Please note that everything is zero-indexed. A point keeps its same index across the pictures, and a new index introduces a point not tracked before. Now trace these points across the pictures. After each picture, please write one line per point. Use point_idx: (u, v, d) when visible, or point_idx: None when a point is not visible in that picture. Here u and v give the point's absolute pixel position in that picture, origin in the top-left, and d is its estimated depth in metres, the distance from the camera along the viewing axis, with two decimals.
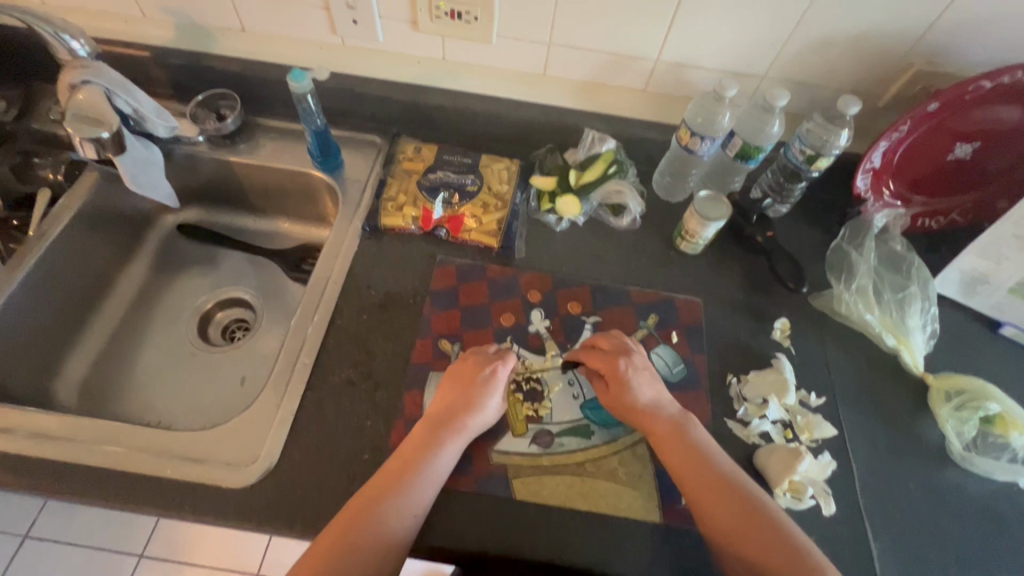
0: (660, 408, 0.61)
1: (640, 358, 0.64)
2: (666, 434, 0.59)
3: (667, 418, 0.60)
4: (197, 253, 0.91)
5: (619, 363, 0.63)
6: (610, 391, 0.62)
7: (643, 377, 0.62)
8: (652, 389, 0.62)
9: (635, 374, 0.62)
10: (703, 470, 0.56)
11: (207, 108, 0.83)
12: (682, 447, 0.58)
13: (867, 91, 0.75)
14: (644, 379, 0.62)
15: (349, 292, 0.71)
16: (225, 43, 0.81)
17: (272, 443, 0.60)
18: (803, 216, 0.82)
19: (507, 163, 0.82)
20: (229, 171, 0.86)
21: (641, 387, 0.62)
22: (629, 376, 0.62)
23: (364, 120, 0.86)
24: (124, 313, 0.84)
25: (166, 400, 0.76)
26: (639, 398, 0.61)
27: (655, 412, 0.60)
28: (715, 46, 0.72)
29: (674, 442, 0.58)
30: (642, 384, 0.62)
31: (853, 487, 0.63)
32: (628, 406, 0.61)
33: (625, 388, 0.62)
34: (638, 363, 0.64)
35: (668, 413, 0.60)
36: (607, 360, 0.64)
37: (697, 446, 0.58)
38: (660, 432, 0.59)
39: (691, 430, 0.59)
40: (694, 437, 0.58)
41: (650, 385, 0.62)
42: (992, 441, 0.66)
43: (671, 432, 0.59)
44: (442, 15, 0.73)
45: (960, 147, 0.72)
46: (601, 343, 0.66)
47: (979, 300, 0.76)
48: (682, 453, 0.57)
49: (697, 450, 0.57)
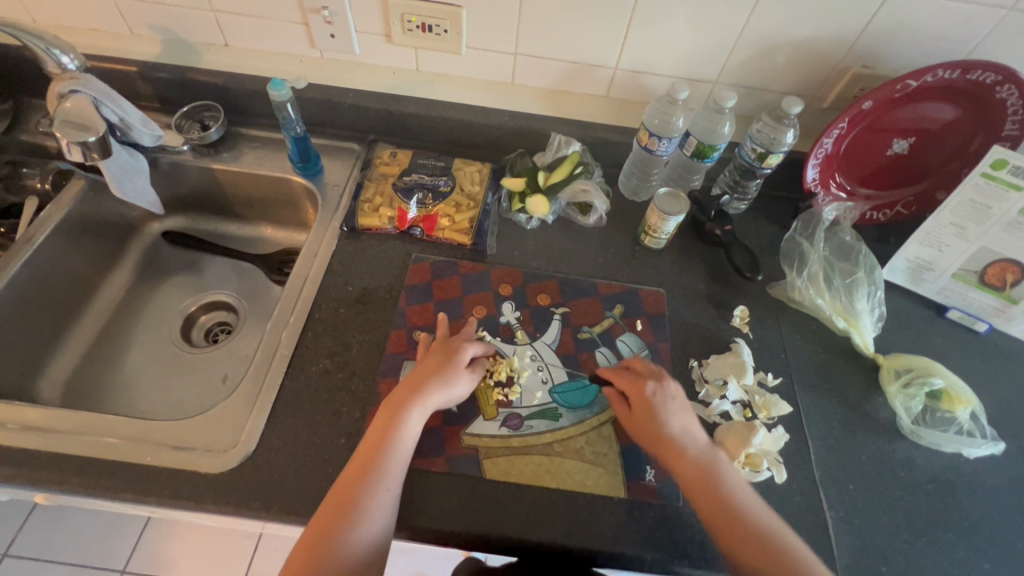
0: (690, 441, 0.60)
1: (671, 387, 0.65)
2: (696, 478, 0.58)
3: (695, 462, 0.59)
4: (181, 259, 0.94)
5: (648, 388, 0.63)
6: (639, 415, 0.63)
7: (674, 405, 0.63)
8: (684, 420, 0.62)
9: (662, 400, 0.63)
10: (737, 521, 0.55)
11: (191, 119, 0.87)
12: (715, 491, 0.57)
13: (811, 92, 0.80)
14: (675, 407, 0.63)
15: (327, 287, 0.74)
16: (209, 57, 0.85)
17: (251, 429, 0.62)
18: (760, 212, 0.87)
19: (480, 166, 0.86)
20: (213, 179, 0.89)
21: (670, 415, 0.62)
22: (658, 402, 0.62)
23: (343, 129, 0.90)
24: (108, 317, 0.86)
25: (148, 399, 0.78)
26: (668, 427, 0.61)
27: (687, 449, 0.60)
28: (668, 53, 0.78)
29: (708, 484, 0.57)
30: (672, 412, 0.62)
31: (809, 461, 0.66)
32: (657, 436, 0.61)
33: (654, 415, 0.62)
34: (670, 391, 0.64)
35: (699, 453, 0.60)
36: (638, 383, 0.64)
37: (730, 494, 0.57)
38: (688, 474, 0.58)
39: (722, 475, 0.58)
40: (727, 482, 0.58)
41: (681, 414, 0.62)
42: (940, 416, 0.70)
43: (702, 477, 0.58)
44: (414, 28, 0.78)
45: (897, 143, 0.78)
46: (636, 366, 0.67)
47: (926, 287, 0.81)
48: (715, 501, 0.56)
49: (731, 498, 0.56)
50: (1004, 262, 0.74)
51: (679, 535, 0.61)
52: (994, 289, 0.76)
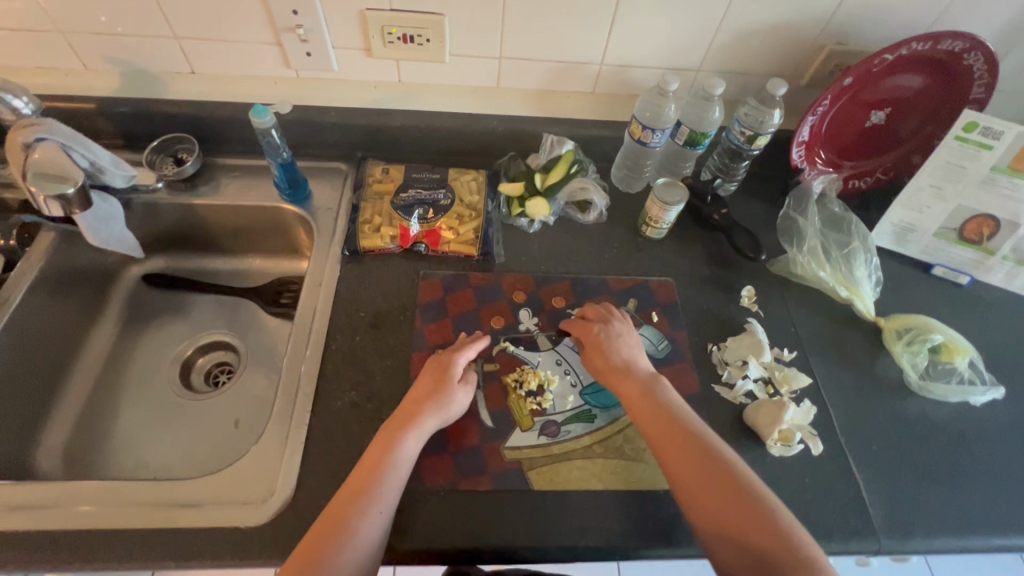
0: (633, 371, 0.64)
1: (619, 325, 0.68)
2: (635, 394, 0.62)
3: (634, 382, 0.63)
4: (167, 302, 0.89)
5: (597, 329, 0.68)
6: (590, 354, 0.67)
7: (619, 342, 0.67)
8: (629, 351, 0.66)
9: (608, 338, 0.67)
10: (666, 425, 0.58)
11: (163, 154, 0.82)
12: (652, 402, 0.60)
13: (790, 72, 0.82)
14: (621, 341, 0.67)
15: (339, 316, 0.72)
16: (174, 87, 0.80)
17: (286, 474, 0.60)
18: (750, 192, 0.90)
19: (475, 174, 0.85)
20: (194, 215, 0.84)
21: (618, 349, 0.66)
22: (604, 339, 0.67)
23: (327, 150, 0.86)
24: (98, 373, 0.80)
25: (157, 454, 0.74)
26: (613, 360, 0.65)
27: (629, 373, 0.64)
28: (652, 45, 0.78)
29: (644, 399, 0.61)
30: (617, 347, 0.66)
31: (833, 428, 0.69)
32: (603, 368, 0.65)
33: (602, 351, 0.66)
34: (616, 329, 0.68)
35: (641, 376, 0.63)
36: (584, 325, 0.69)
37: (664, 404, 0.60)
38: (627, 391, 0.62)
39: (661, 392, 0.62)
40: (662, 395, 0.61)
41: (627, 348, 0.66)
42: (943, 368, 0.74)
43: (638, 393, 0.62)
44: (395, 40, 0.75)
45: (873, 114, 0.82)
46: (587, 314, 0.71)
47: (911, 247, 0.85)
48: (650, 411, 0.60)
49: (664, 408, 0.60)
50: (982, 218, 0.78)
51: None
52: (973, 244, 0.81)
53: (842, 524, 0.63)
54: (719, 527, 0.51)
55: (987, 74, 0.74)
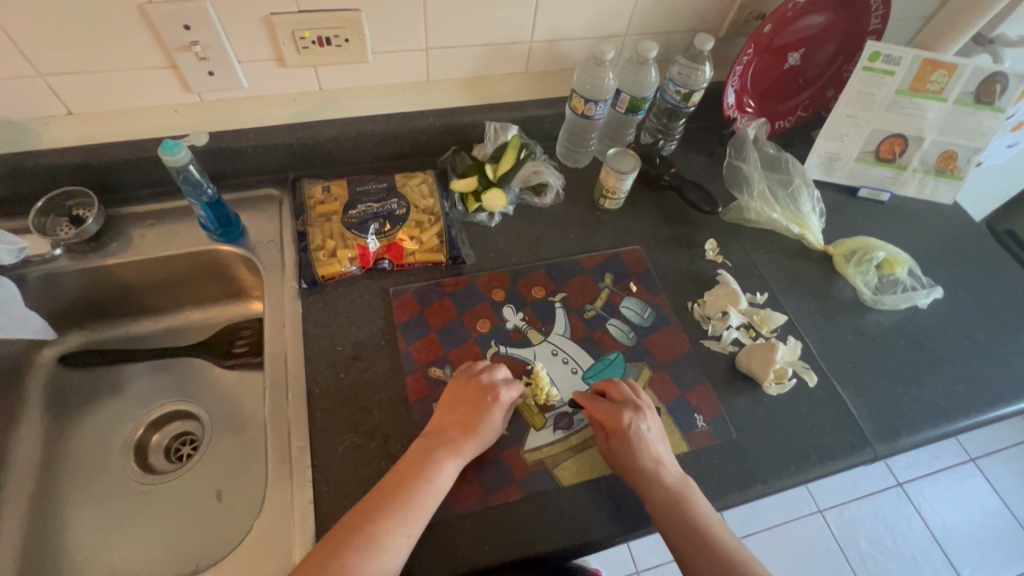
0: (666, 472, 0.58)
1: (647, 414, 0.62)
2: (669, 508, 0.56)
3: (670, 491, 0.57)
4: (98, 381, 0.77)
5: (625, 417, 0.60)
6: (614, 446, 0.60)
7: (649, 435, 0.60)
8: (661, 447, 0.60)
9: (639, 428, 0.60)
10: (705, 554, 0.53)
11: (54, 214, 0.70)
12: (689, 520, 0.55)
13: (710, 26, 0.84)
14: (649, 435, 0.60)
15: (315, 356, 0.66)
16: (50, 133, 0.67)
17: (304, 539, 0.55)
18: (690, 148, 0.92)
19: (422, 176, 0.80)
20: (109, 278, 0.73)
21: (648, 444, 0.59)
22: (632, 432, 0.60)
23: (252, 176, 0.78)
24: (35, 481, 0.69)
25: (133, 555, 0.65)
26: (643, 457, 0.58)
27: (658, 477, 0.57)
28: (578, 16, 0.77)
29: (678, 511, 0.56)
30: (649, 439, 0.60)
31: (813, 356, 0.74)
32: (629, 465, 0.58)
33: (629, 445, 0.59)
34: (644, 421, 0.61)
35: (674, 478, 0.58)
36: (613, 413, 0.61)
37: (700, 524, 0.55)
38: (659, 506, 0.56)
39: (696, 504, 0.57)
40: (696, 512, 0.56)
41: (659, 441, 0.60)
42: (888, 280, 0.81)
43: (676, 505, 0.56)
44: (310, 44, 0.68)
45: (790, 57, 0.86)
46: (611, 393, 0.64)
47: (838, 175, 0.91)
48: (683, 531, 0.55)
49: (699, 529, 0.55)
50: (892, 137, 0.86)
51: (746, 464, 0.65)
52: (889, 163, 0.88)
53: (841, 443, 0.68)
54: None
55: (882, 6, 0.81)
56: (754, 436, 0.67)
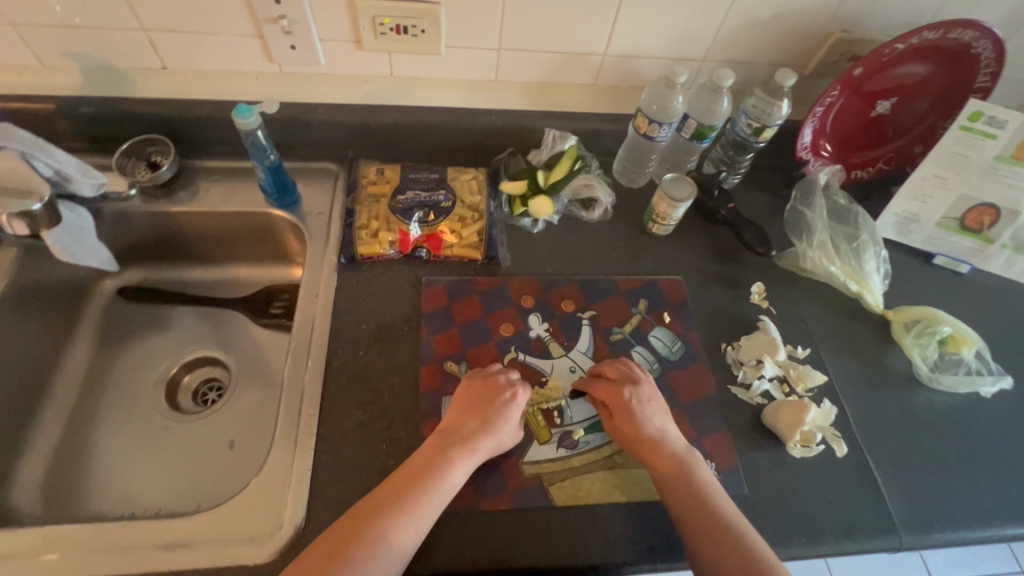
0: (667, 444, 0.59)
1: (646, 387, 0.64)
2: (673, 476, 0.57)
3: (672, 458, 0.58)
4: (148, 317, 0.83)
5: (624, 392, 0.62)
6: (617, 422, 0.61)
7: (650, 407, 0.62)
8: (661, 420, 0.61)
9: (640, 405, 0.62)
10: (708, 521, 0.54)
11: (135, 157, 0.76)
12: (690, 486, 0.56)
13: (795, 62, 0.81)
14: (651, 407, 0.62)
15: (340, 330, 0.68)
16: (144, 84, 0.73)
17: (295, 503, 0.56)
18: (754, 185, 0.88)
19: (474, 173, 0.81)
20: (172, 223, 0.78)
21: (649, 417, 0.61)
22: (634, 407, 0.61)
23: (315, 148, 0.81)
24: (77, 397, 0.75)
25: (145, 484, 0.69)
26: (646, 430, 0.60)
27: (660, 446, 0.59)
28: (656, 35, 0.75)
29: (680, 479, 0.57)
30: (649, 414, 0.61)
31: (849, 425, 0.69)
32: (632, 440, 0.60)
33: (632, 419, 0.61)
34: (644, 392, 0.63)
35: (675, 450, 0.59)
36: (612, 390, 0.63)
37: (702, 490, 0.56)
38: (662, 471, 0.58)
39: (698, 472, 0.58)
40: (699, 478, 0.57)
41: (660, 416, 0.61)
42: (950, 359, 0.74)
43: (678, 471, 0.57)
44: (388, 31, 0.70)
45: (879, 104, 0.80)
46: (608, 373, 0.65)
47: (913, 237, 0.85)
48: (686, 497, 0.56)
49: (702, 495, 0.56)
50: (983, 207, 0.78)
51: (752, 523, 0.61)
52: (974, 233, 0.81)
53: (863, 523, 0.62)
54: None
55: (993, 63, 0.74)
56: (767, 495, 0.63)
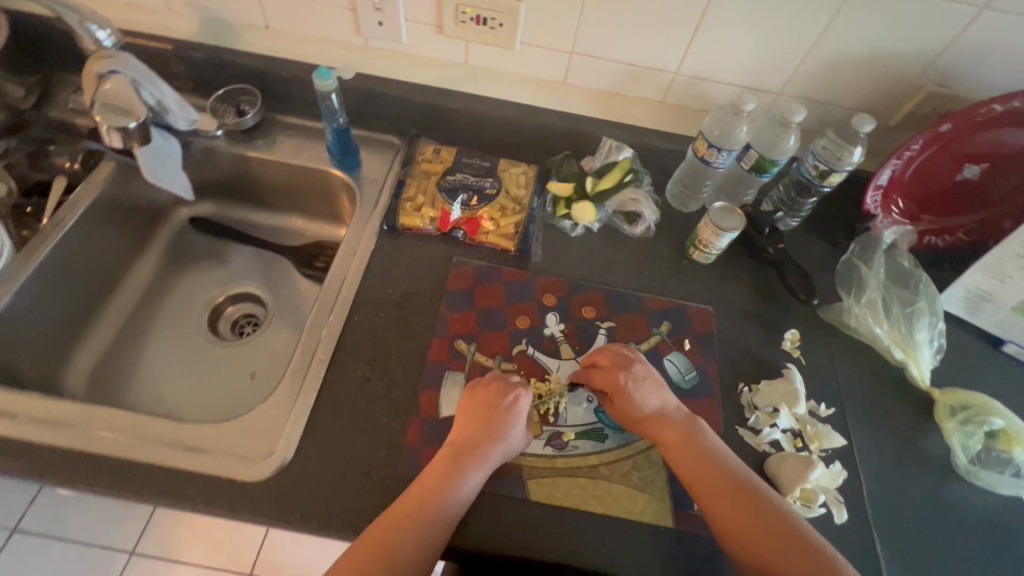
0: (667, 416, 0.61)
1: (639, 366, 0.64)
2: (681, 444, 0.58)
3: (675, 427, 0.60)
4: (210, 248, 0.91)
5: (619, 378, 0.62)
6: (617, 406, 0.62)
7: (646, 386, 0.62)
8: (657, 397, 0.62)
9: (636, 387, 0.62)
10: (720, 484, 0.55)
11: (227, 103, 0.83)
12: (698, 450, 0.58)
13: (880, 109, 0.77)
14: (646, 385, 0.63)
15: (367, 290, 0.71)
16: (248, 39, 0.81)
17: (289, 436, 0.60)
18: (813, 231, 0.84)
19: (525, 168, 0.83)
20: (247, 167, 0.86)
21: (646, 396, 0.62)
22: (630, 390, 0.62)
23: (383, 121, 0.86)
24: (135, 304, 0.83)
25: (173, 393, 0.76)
26: (645, 408, 0.61)
27: (661, 421, 0.60)
28: (733, 60, 0.74)
29: (687, 446, 0.58)
30: (645, 394, 0.62)
31: (861, 497, 0.64)
32: (635, 418, 0.61)
33: (631, 401, 0.61)
34: (639, 373, 0.63)
35: (678, 420, 0.60)
36: (608, 374, 0.63)
37: (709, 454, 0.57)
38: (667, 440, 0.59)
39: (704, 437, 0.59)
40: (705, 443, 0.58)
41: (655, 393, 0.62)
42: (996, 455, 0.67)
43: (683, 439, 0.58)
44: (468, 20, 0.74)
45: (966, 168, 0.74)
46: (599, 361, 0.65)
47: (984, 318, 0.77)
48: (696, 460, 0.57)
49: (710, 460, 0.57)
50: None
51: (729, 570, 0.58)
52: None
53: None
54: None
55: None
56: None
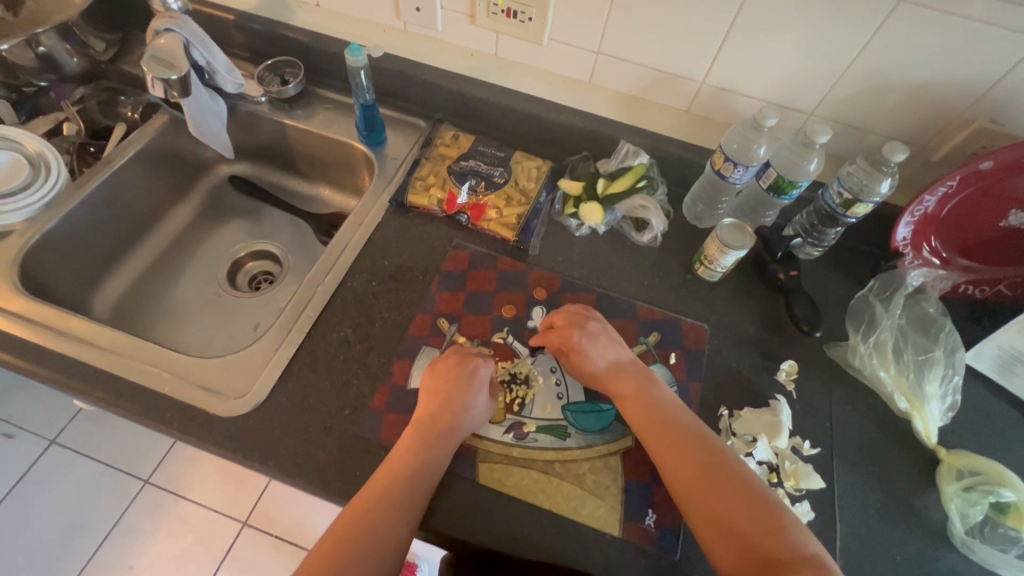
0: (621, 370, 0.62)
1: (592, 325, 0.65)
2: (633, 394, 0.60)
3: (628, 378, 0.62)
4: (243, 205, 0.97)
5: (573, 333, 0.64)
6: (572, 362, 0.64)
7: (598, 344, 0.64)
8: (609, 352, 0.63)
9: (590, 342, 0.64)
10: (666, 428, 0.57)
11: (274, 73, 0.89)
12: (649, 400, 0.60)
13: (921, 141, 0.72)
14: (598, 341, 0.64)
15: (365, 259, 0.74)
16: (300, 15, 0.87)
17: (264, 381, 0.63)
18: (834, 264, 0.79)
19: (539, 163, 0.83)
20: (283, 134, 0.92)
21: (598, 352, 0.63)
22: (584, 346, 0.63)
23: (413, 104, 0.89)
24: (167, 247, 0.91)
25: (185, 330, 0.83)
26: (597, 364, 0.63)
27: (614, 375, 0.62)
28: (763, 74, 0.72)
29: (639, 396, 0.60)
30: (598, 350, 0.63)
31: (832, 546, 0.59)
32: (590, 373, 0.63)
33: (584, 357, 0.63)
34: (592, 330, 0.64)
35: (631, 373, 0.62)
36: (562, 332, 0.65)
37: (658, 403, 0.59)
38: (620, 390, 0.61)
39: (656, 389, 0.61)
40: (655, 394, 0.60)
41: (609, 348, 0.64)
42: (1002, 532, 0.60)
43: (635, 389, 0.61)
44: (500, 12, 0.76)
45: (1012, 214, 0.68)
46: (556, 320, 0.66)
47: (1017, 382, 0.69)
48: (646, 409, 0.59)
49: (659, 407, 0.59)
50: None
51: None
52: None
53: None
54: (722, 528, 0.51)
55: None
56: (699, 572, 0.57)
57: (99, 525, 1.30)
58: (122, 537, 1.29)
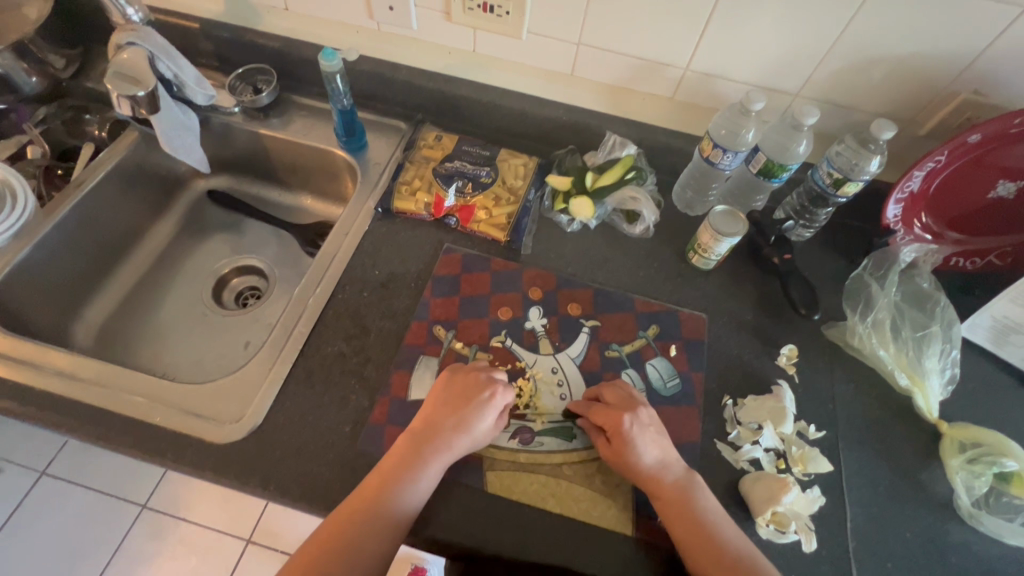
0: (668, 468, 0.57)
1: (643, 412, 0.60)
2: (676, 502, 0.55)
3: (672, 483, 0.56)
4: (223, 220, 0.95)
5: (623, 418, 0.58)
6: (616, 449, 0.58)
7: (648, 434, 0.59)
8: (658, 447, 0.58)
9: (639, 431, 0.58)
10: (713, 552, 0.52)
11: (245, 82, 0.86)
12: (693, 514, 0.55)
13: (907, 116, 0.71)
14: (649, 433, 0.59)
15: (354, 269, 0.72)
16: (269, 20, 0.84)
17: (259, 403, 0.62)
18: (826, 244, 0.79)
19: (526, 159, 0.82)
20: (260, 144, 0.89)
21: (647, 447, 0.58)
22: (633, 435, 0.58)
23: (392, 106, 0.87)
24: (148, 268, 0.88)
25: (172, 353, 0.80)
26: (644, 458, 0.57)
27: (658, 471, 0.57)
28: (747, 58, 0.71)
29: (683, 507, 0.55)
30: (648, 442, 0.58)
31: (843, 527, 0.60)
32: (632, 467, 0.57)
33: (630, 446, 0.57)
34: (643, 419, 0.60)
35: (675, 476, 0.57)
36: (610, 415, 0.59)
37: (704, 518, 0.54)
38: (663, 495, 0.56)
39: (699, 498, 0.56)
40: (700, 505, 0.55)
41: (656, 442, 0.58)
42: (1007, 501, 0.61)
43: (679, 497, 0.56)
44: (475, 7, 0.74)
45: (1000, 185, 0.68)
46: (604, 396, 0.62)
47: (1010, 351, 0.69)
48: (690, 526, 0.54)
49: (705, 525, 0.54)
50: None
51: None
52: None
53: None
54: None
55: None
56: None
57: (98, 554, 1.27)
58: (123, 565, 1.27)
